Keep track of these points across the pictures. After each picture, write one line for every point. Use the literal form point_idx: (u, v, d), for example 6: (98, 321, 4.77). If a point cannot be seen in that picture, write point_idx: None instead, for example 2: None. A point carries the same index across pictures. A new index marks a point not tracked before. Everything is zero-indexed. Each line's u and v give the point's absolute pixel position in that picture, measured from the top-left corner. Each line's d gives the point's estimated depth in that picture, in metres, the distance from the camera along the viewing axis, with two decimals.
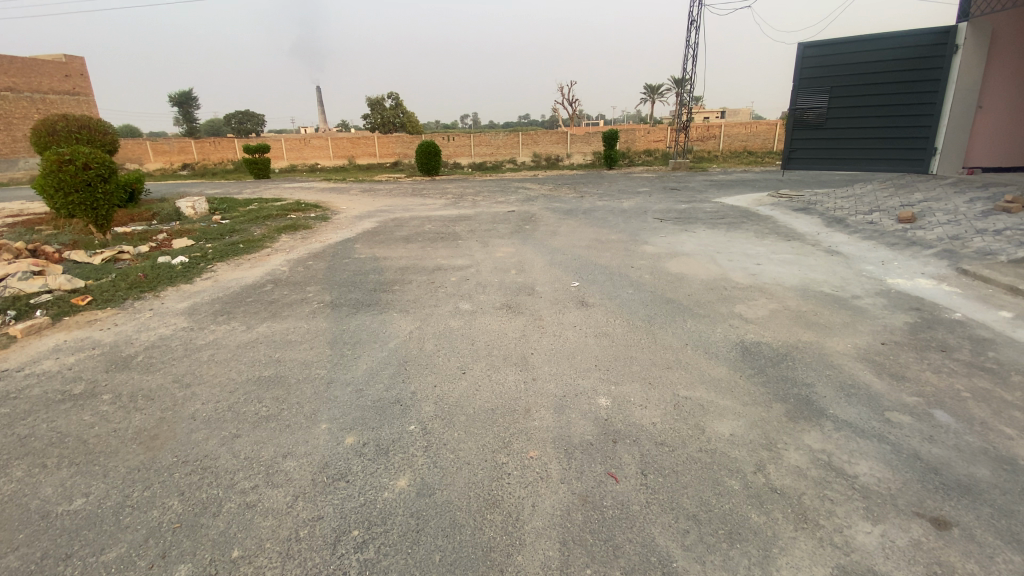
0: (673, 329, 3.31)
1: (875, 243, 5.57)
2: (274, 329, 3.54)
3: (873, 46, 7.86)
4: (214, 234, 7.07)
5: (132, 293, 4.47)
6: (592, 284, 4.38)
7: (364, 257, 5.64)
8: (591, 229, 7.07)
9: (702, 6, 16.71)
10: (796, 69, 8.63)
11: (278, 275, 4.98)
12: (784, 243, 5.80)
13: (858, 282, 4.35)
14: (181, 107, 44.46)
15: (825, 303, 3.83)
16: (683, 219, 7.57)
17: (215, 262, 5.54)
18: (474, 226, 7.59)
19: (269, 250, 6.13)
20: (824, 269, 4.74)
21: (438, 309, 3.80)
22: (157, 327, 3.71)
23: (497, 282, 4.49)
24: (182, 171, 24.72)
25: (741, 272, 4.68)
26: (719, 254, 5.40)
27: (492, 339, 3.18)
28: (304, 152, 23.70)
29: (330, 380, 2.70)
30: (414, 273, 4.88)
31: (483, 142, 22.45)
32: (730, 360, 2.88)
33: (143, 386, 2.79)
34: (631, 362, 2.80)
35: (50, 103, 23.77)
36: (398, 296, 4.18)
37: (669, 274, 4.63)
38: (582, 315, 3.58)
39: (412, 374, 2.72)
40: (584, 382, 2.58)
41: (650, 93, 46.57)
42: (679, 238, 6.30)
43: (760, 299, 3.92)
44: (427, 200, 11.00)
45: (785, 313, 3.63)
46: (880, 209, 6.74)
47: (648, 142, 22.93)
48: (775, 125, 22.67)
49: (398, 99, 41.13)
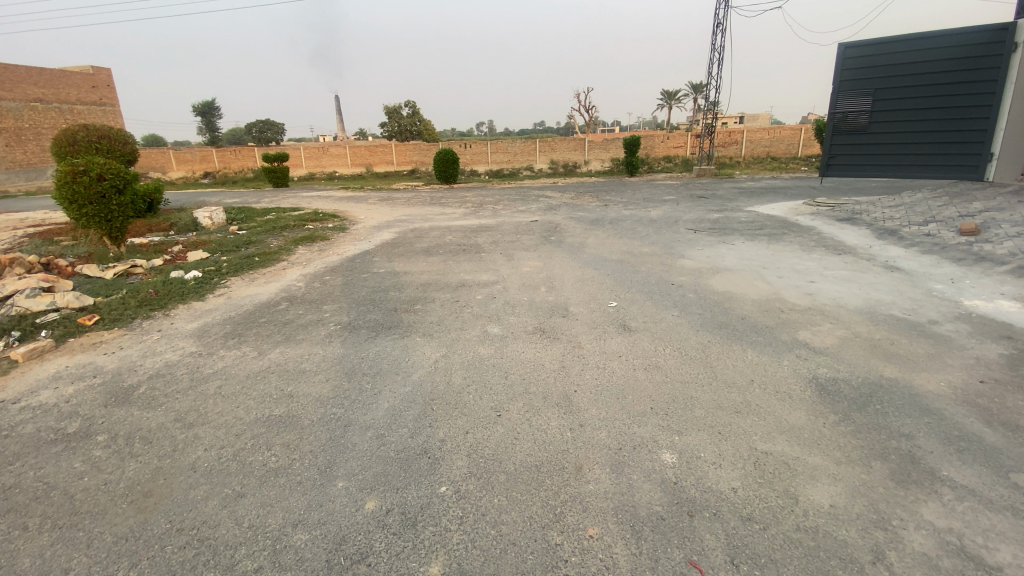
0: (733, 362, 2.93)
1: (936, 258, 5.11)
2: (287, 355, 3.24)
3: (921, 45, 7.35)
4: (230, 246, 6.85)
5: (142, 312, 4.22)
6: (631, 304, 4.01)
7: (383, 271, 5.35)
8: (620, 241, 6.70)
9: (729, 9, 16.30)
10: (836, 71, 8.18)
11: (293, 292, 4.71)
12: (834, 257, 5.36)
13: (929, 303, 3.91)
14: (204, 116, 45.39)
15: (899, 331, 3.41)
16: (718, 230, 7.14)
17: (230, 277, 5.31)
18: (496, 237, 7.27)
19: (286, 263, 5.88)
20: (886, 289, 4.30)
21: (465, 333, 3.46)
22: (164, 351, 3.43)
23: (526, 302, 4.13)
24: (203, 180, 24.90)
25: (795, 291, 4.27)
26: (766, 269, 4.98)
27: (528, 371, 2.81)
28: (323, 160, 23.69)
29: (347, 423, 2.37)
30: (436, 290, 4.56)
31: (500, 149, 22.20)
32: (806, 404, 2.49)
33: (142, 426, 2.49)
34: (692, 404, 2.43)
35: (79, 114, 24.27)
36: (421, 316, 3.86)
37: (715, 294, 4.23)
38: (627, 342, 3.20)
39: (439, 416, 2.38)
40: (641, 431, 2.21)
41: (668, 99, 45.92)
42: (718, 251, 5.88)
43: (825, 325, 3.50)
44: (445, 209, 10.73)
45: (856, 343, 3.21)
46: (936, 220, 6.25)
47: (668, 148, 22.43)
48: (800, 130, 22.01)
49: (415, 107, 41.23)
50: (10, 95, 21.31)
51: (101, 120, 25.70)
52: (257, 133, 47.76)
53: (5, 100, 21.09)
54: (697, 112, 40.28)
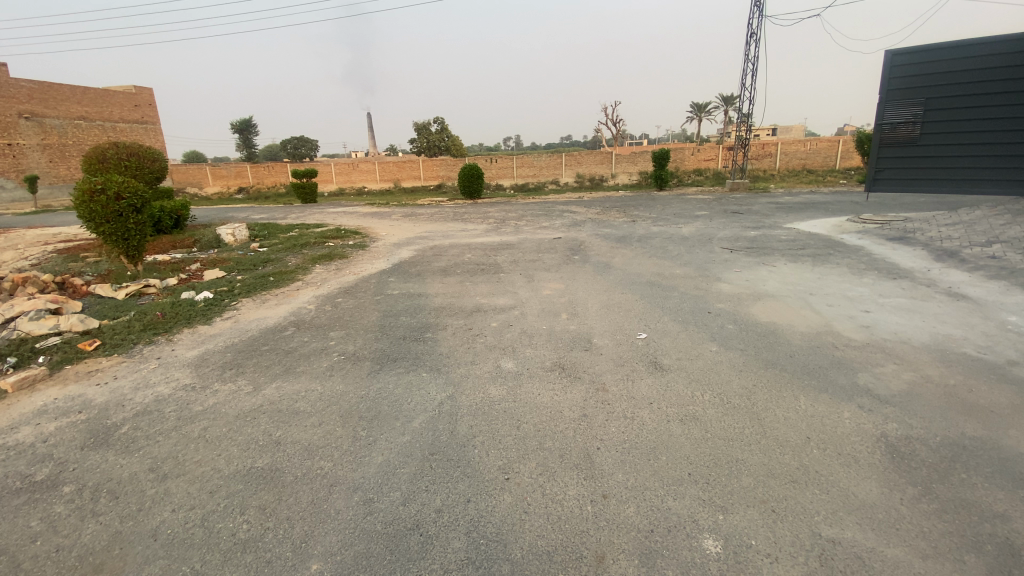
0: (784, 415, 2.51)
1: (1007, 285, 4.55)
2: (282, 391, 2.97)
3: (977, 51, 6.76)
4: (247, 264, 6.74)
5: (144, 336, 4.06)
6: (663, 337, 3.61)
7: (397, 293, 5.09)
8: (649, 261, 6.29)
9: (762, 18, 15.86)
10: (883, 79, 7.61)
11: (302, 314, 4.49)
12: (887, 283, 4.85)
13: (1006, 339, 3.40)
14: (242, 133, 47.06)
15: (976, 374, 2.93)
16: (756, 249, 6.66)
17: (241, 298, 5.15)
18: (517, 256, 6.96)
19: (300, 283, 5.68)
20: (954, 321, 3.78)
21: (477, 367, 3.11)
22: (157, 384, 3.22)
23: (546, 331, 3.78)
24: (236, 195, 25.47)
25: (847, 323, 3.81)
26: (811, 297, 4.52)
27: (543, 421, 2.45)
28: (352, 176, 23.94)
29: (334, 482, 2.07)
30: (450, 315, 4.26)
31: (525, 164, 22.03)
32: (879, 472, 2.07)
33: (114, 475, 2.25)
34: (739, 473, 2.04)
35: (120, 131, 25.29)
36: (432, 345, 3.55)
37: (756, 326, 3.81)
38: (658, 385, 2.83)
39: (440, 476, 2.05)
40: (677, 509, 1.84)
41: (698, 112, 45.24)
42: (757, 274, 5.41)
43: (887, 368, 3.04)
44: (468, 226, 10.50)
45: (927, 390, 2.75)
46: (1001, 240, 5.66)
47: (698, 160, 21.83)
48: (837, 142, 21.14)
49: (443, 123, 41.68)
50: (55, 112, 22.21)
51: (142, 138, 26.72)
52: (291, 149, 49.41)
53: (51, 117, 22.05)
54: (725, 124, 39.94)
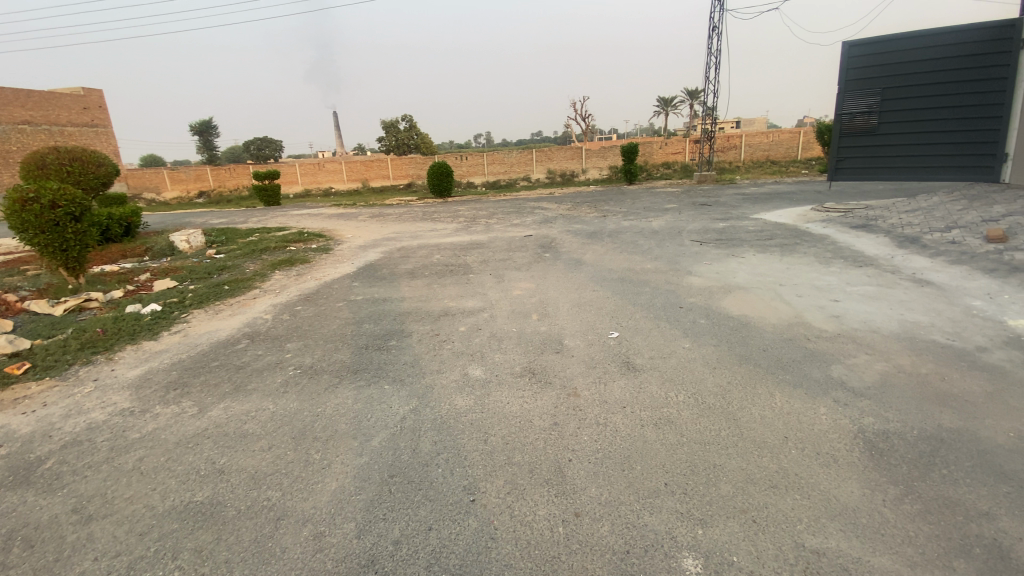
0: (761, 414, 2.43)
1: (968, 269, 4.62)
2: (229, 413, 2.74)
3: (931, 41, 6.90)
4: (202, 272, 6.38)
5: (81, 356, 3.75)
6: (635, 335, 3.50)
7: (361, 298, 4.86)
8: (621, 256, 6.21)
9: (724, 11, 16.06)
10: (841, 71, 7.72)
11: (257, 325, 4.23)
12: (854, 271, 4.88)
13: (973, 325, 3.41)
14: (203, 136, 45.44)
15: (948, 361, 2.91)
16: (725, 241, 6.66)
17: (192, 310, 4.84)
18: (487, 255, 6.80)
19: (257, 291, 5.39)
20: (921, 308, 3.80)
21: (442, 376, 2.92)
22: (91, 410, 2.94)
23: (516, 334, 3.63)
24: (197, 200, 24.52)
25: (819, 314, 3.78)
26: (782, 288, 4.50)
27: (512, 433, 2.29)
28: (318, 176, 23.33)
29: (281, 515, 1.87)
30: (416, 320, 4.06)
31: (496, 160, 21.83)
32: (859, 471, 1.99)
33: (30, 520, 2.00)
34: (717, 480, 1.94)
35: (70, 135, 24.07)
36: (395, 353, 3.34)
37: (728, 320, 3.75)
38: (631, 387, 2.71)
39: (399, 502, 1.88)
40: (655, 525, 1.72)
41: (664, 106, 45.75)
42: (727, 266, 5.38)
43: (860, 359, 3.00)
44: (437, 225, 10.25)
45: (901, 380, 2.71)
46: (960, 225, 5.78)
47: (666, 154, 22.04)
48: (799, 133, 21.65)
49: (411, 121, 41.05)
50: None
51: (93, 142, 25.47)
52: (255, 151, 48.05)
53: None
54: (692, 117, 40.57)
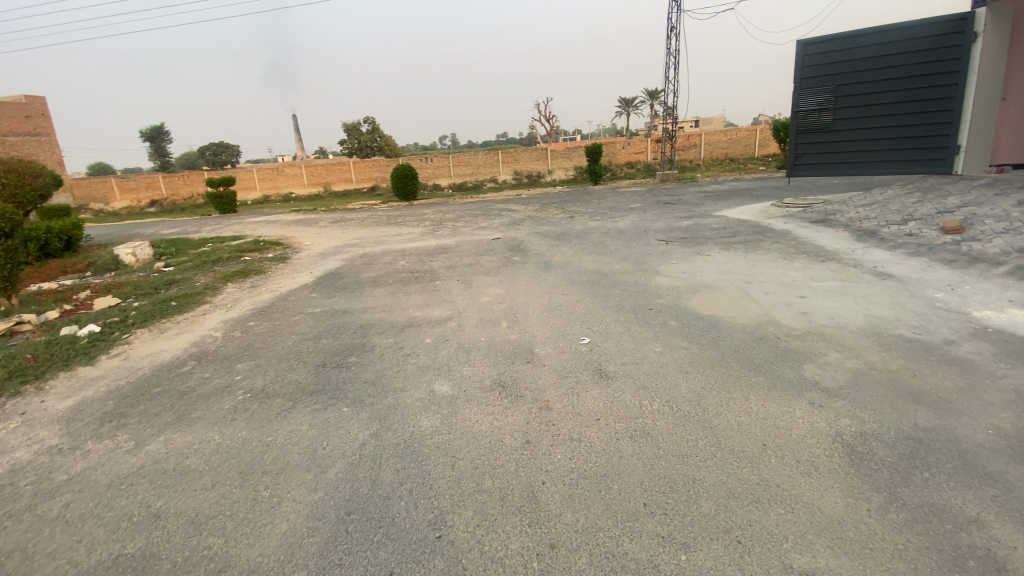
0: (739, 420, 2.35)
1: (926, 261, 4.74)
2: (169, 447, 2.49)
3: (881, 38, 7.10)
4: (148, 288, 5.97)
5: (6, 387, 3.39)
6: (607, 340, 3.40)
7: (320, 310, 4.61)
8: (589, 257, 6.14)
9: (681, 12, 16.35)
10: (796, 69, 7.94)
11: (207, 344, 3.94)
12: (818, 266, 4.94)
13: (936, 317, 3.46)
14: (154, 142, 43.42)
15: (917, 357, 2.92)
16: (691, 239, 6.69)
17: (135, 329, 4.49)
18: (454, 260, 6.62)
19: (208, 306, 5.06)
20: (886, 302, 3.84)
21: (406, 394, 2.74)
22: (12, 449, 2.63)
23: (484, 344, 3.48)
24: (148, 209, 23.33)
25: (787, 311, 3.78)
26: (749, 285, 4.50)
27: (481, 454, 2.14)
28: (278, 181, 22.61)
29: (225, 565, 1.67)
30: (380, 332, 3.85)
31: (462, 162, 21.61)
32: (841, 480, 1.93)
33: None
34: (699, 497, 1.84)
35: (8, 145, 22.63)
36: (355, 370, 3.13)
37: (700, 320, 3.70)
38: (605, 396, 2.60)
39: (358, 543, 1.71)
40: (637, 552, 1.60)
41: (626, 107, 46.47)
42: (695, 265, 5.37)
43: (832, 357, 2.98)
44: (402, 230, 9.98)
45: (873, 378, 2.69)
46: (915, 218, 5.95)
47: (629, 154, 22.31)
48: (755, 131, 22.29)
49: (374, 123, 40.35)
50: None
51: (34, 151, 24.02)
52: (211, 157, 46.33)
53: None
54: (652, 117, 41.43)
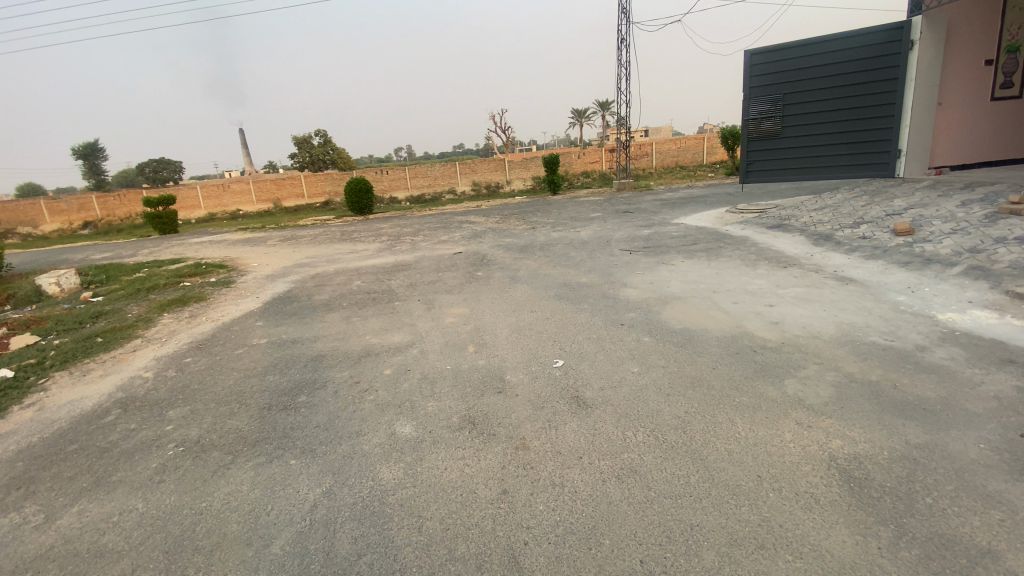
0: (729, 449, 2.19)
1: (883, 264, 4.82)
2: (84, 520, 2.07)
3: (824, 47, 7.37)
4: (70, 322, 5.35)
5: None
6: (581, 362, 3.21)
7: (268, 340, 4.22)
8: (554, 270, 5.97)
9: (631, 23, 16.69)
10: (745, 77, 8.14)
11: (136, 386, 3.49)
12: (782, 272, 4.95)
13: (904, 322, 3.46)
14: (85, 159, 40.71)
15: (894, 365, 2.87)
16: (653, 248, 6.65)
17: (53, 372, 3.96)
18: (413, 278, 6.32)
19: (140, 341, 4.56)
20: (852, 307, 3.84)
21: (364, 440, 2.44)
22: None
23: (450, 372, 3.22)
24: (81, 231, 21.70)
25: (759, 322, 3.70)
26: (717, 295, 4.43)
27: (454, 511, 1.89)
28: (223, 198, 21.53)
29: None
30: (334, 364, 3.52)
31: (418, 174, 21.25)
32: (846, 514, 1.78)
33: None
34: (699, 548, 1.65)
35: None
36: (305, 413, 2.80)
37: (674, 335, 3.57)
38: (584, 429, 2.39)
39: None
40: None
41: (578, 117, 47.33)
42: (661, 275, 5.30)
43: (811, 370, 2.88)
44: (357, 246, 9.55)
45: (855, 391, 2.61)
46: (867, 221, 6.11)
47: (585, 163, 22.57)
48: (703, 139, 23.04)
49: (326, 136, 39.33)
50: None
51: None
52: (151, 173, 43.92)
53: None
54: (604, 126, 42.31)
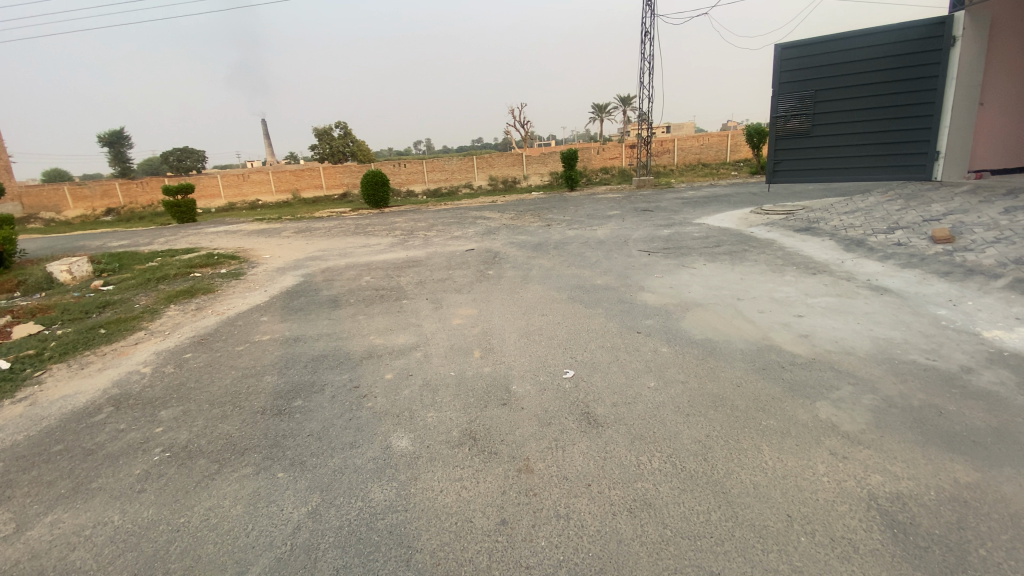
0: (756, 482, 1.96)
1: (920, 273, 4.51)
2: (56, 533, 1.94)
3: (860, 42, 6.98)
4: (77, 311, 5.31)
5: None
6: (593, 374, 3.00)
7: (270, 337, 4.09)
8: (568, 271, 5.74)
9: (655, 16, 16.26)
10: (774, 73, 7.77)
11: (131, 383, 3.38)
12: (810, 279, 4.66)
13: (946, 339, 3.18)
14: (111, 147, 41.43)
15: (939, 389, 2.61)
16: (673, 249, 6.38)
17: (51, 364, 3.88)
18: (423, 276, 6.15)
19: (142, 334, 4.47)
20: (888, 321, 3.56)
21: (357, 453, 2.28)
22: None
23: (454, 379, 3.04)
24: (104, 217, 22.02)
25: (787, 334, 3.44)
26: (741, 303, 4.17)
27: (447, 543, 1.71)
28: (242, 187, 21.66)
29: None
30: (334, 367, 3.37)
31: (436, 168, 21.11)
32: (889, 567, 1.56)
33: None
34: None
35: None
36: (299, 419, 2.65)
37: (695, 346, 3.34)
38: (595, 452, 2.19)
39: None
40: None
41: (598, 112, 46.74)
42: (680, 279, 5.05)
43: (845, 392, 2.64)
44: (369, 240, 9.42)
45: (895, 418, 2.36)
46: (902, 226, 5.77)
47: (604, 159, 22.18)
48: (726, 136, 22.45)
49: (345, 128, 39.44)
50: None
51: None
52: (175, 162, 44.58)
53: None
54: (625, 122, 41.63)
